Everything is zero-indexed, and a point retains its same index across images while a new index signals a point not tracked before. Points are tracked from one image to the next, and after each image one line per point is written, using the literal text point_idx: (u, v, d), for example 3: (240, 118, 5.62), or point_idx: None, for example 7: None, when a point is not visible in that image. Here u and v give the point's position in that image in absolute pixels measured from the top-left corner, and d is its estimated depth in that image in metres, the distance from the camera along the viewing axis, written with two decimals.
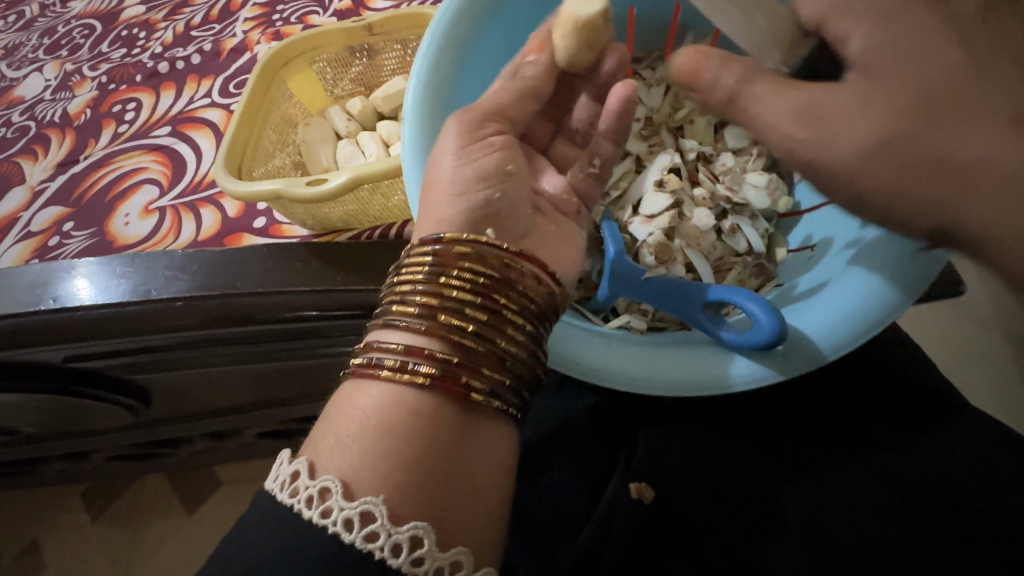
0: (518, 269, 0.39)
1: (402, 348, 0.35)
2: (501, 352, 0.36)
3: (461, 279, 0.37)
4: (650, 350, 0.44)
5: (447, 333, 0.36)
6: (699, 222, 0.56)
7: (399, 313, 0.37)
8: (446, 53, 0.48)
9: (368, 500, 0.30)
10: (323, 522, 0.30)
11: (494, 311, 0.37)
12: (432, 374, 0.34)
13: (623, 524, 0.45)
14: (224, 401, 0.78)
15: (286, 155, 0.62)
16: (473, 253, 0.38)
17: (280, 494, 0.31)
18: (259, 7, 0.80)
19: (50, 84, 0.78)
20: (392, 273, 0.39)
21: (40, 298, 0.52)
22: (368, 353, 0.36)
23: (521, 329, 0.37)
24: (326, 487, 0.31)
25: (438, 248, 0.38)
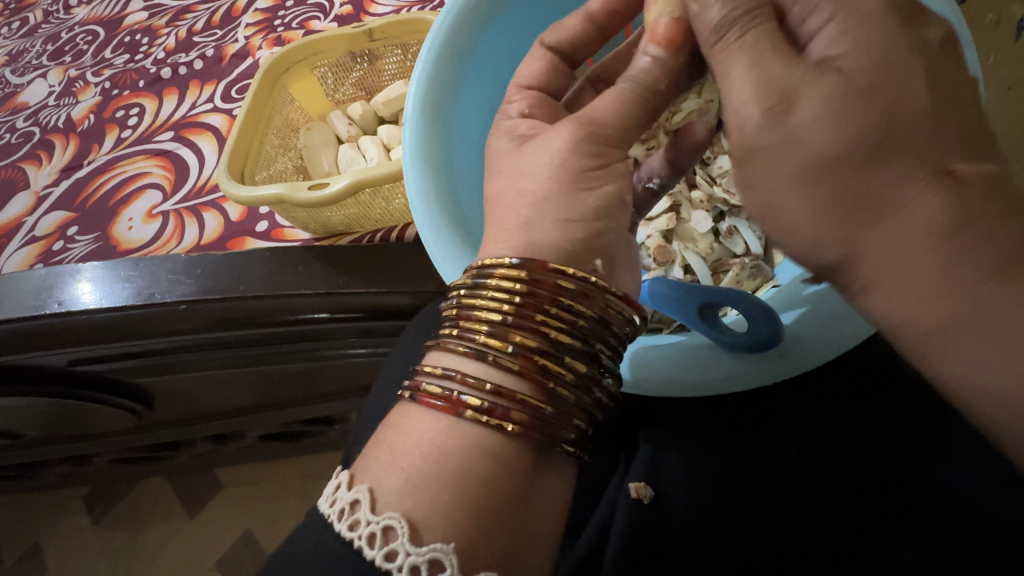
0: (613, 305, 0.36)
1: (490, 387, 0.33)
2: (589, 397, 0.35)
3: (557, 317, 0.34)
4: (686, 365, 0.45)
5: (537, 375, 0.34)
6: (696, 224, 0.59)
7: (486, 344, 0.34)
8: (445, 60, 0.49)
9: (438, 547, 0.30)
10: (387, 565, 0.29)
11: (585, 355, 0.35)
12: (522, 422, 0.33)
13: (623, 526, 0.47)
14: (227, 403, 0.78)
15: (288, 159, 0.63)
16: (573, 286, 0.35)
17: (339, 523, 0.31)
18: (261, 13, 0.81)
19: (54, 90, 0.79)
20: (468, 291, 0.36)
21: (44, 302, 0.53)
22: (445, 384, 0.34)
23: (608, 372, 0.36)
24: (390, 525, 0.30)
25: (531, 277, 0.34)
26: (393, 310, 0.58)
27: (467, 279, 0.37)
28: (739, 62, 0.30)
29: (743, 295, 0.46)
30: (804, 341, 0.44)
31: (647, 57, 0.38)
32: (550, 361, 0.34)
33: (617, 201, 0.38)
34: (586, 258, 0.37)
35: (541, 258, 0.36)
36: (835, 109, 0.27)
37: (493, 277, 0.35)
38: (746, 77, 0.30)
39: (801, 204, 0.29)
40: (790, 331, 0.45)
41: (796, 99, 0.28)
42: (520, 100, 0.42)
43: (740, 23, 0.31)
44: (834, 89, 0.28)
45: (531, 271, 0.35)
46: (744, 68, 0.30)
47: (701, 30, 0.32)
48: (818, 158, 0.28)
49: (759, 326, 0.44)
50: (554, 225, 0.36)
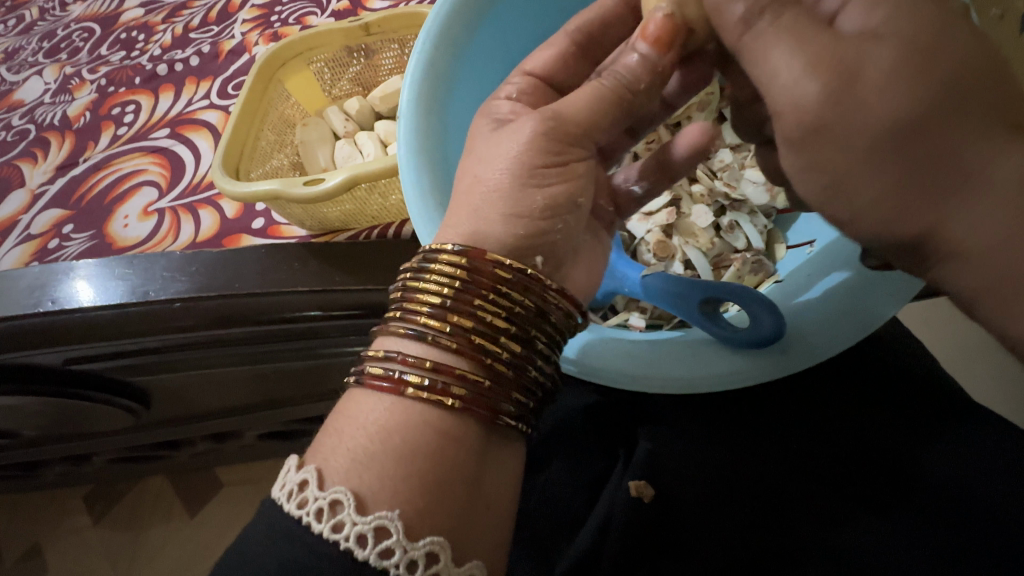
0: (552, 296, 0.36)
1: (430, 365, 0.33)
2: (528, 376, 0.35)
3: (496, 300, 0.34)
4: (649, 351, 0.44)
5: (476, 354, 0.34)
6: (697, 219, 0.58)
7: (425, 325, 0.34)
8: (442, 52, 0.48)
9: (383, 515, 0.29)
10: (335, 537, 0.28)
11: (523, 338, 0.35)
12: (462, 398, 0.33)
13: (620, 524, 0.45)
14: (225, 402, 0.78)
15: (284, 155, 0.62)
16: (510, 275, 0.35)
17: (287, 503, 0.30)
18: (257, 8, 0.80)
19: (50, 88, 0.78)
20: (412, 274, 0.36)
21: (37, 301, 0.52)
22: (387, 364, 0.34)
23: (547, 356, 0.36)
24: (337, 499, 0.30)
25: (470, 263, 0.34)
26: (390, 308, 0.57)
27: (412, 262, 0.36)
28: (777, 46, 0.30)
29: (746, 291, 0.45)
30: (808, 336, 0.43)
31: (634, 54, 0.38)
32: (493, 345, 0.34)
33: (571, 200, 0.38)
34: (529, 253, 0.37)
35: (481, 247, 0.36)
36: (903, 77, 0.27)
37: (435, 261, 0.35)
38: (789, 61, 0.29)
39: (876, 178, 0.29)
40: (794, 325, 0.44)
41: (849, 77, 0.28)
42: (517, 84, 0.43)
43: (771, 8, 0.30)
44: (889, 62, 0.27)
45: (471, 256, 0.35)
46: (788, 52, 0.29)
47: (725, 24, 0.32)
48: (881, 133, 0.28)
49: (763, 319, 0.44)
50: (499, 218, 0.36)
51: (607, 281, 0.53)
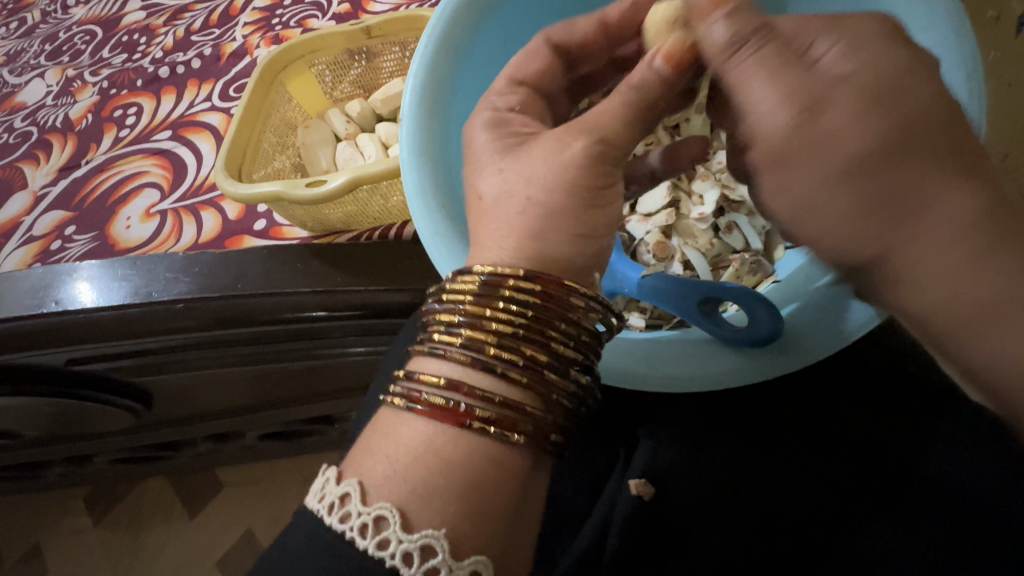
0: (608, 325, 0.37)
1: (500, 399, 0.33)
2: (584, 402, 0.36)
3: (564, 331, 0.35)
4: (677, 362, 0.44)
5: (542, 385, 0.34)
6: (695, 220, 0.59)
7: (496, 355, 0.34)
8: (443, 56, 0.48)
9: (429, 534, 0.30)
10: (380, 554, 0.29)
11: (584, 366, 0.36)
12: (529, 432, 0.33)
13: (623, 523, 0.46)
14: (226, 402, 0.78)
15: (286, 157, 0.63)
16: (581, 305, 0.35)
17: (330, 516, 0.31)
18: (259, 11, 0.81)
19: (52, 90, 0.79)
20: (475, 297, 0.35)
21: (41, 302, 0.52)
22: (449, 394, 0.33)
23: (595, 380, 0.38)
24: (382, 515, 0.30)
25: (548, 295, 0.34)
26: (390, 309, 0.57)
27: (472, 284, 0.35)
28: (762, 75, 0.30)
29: (743, 289, 0.46)
30: (803, 335, 0.44)
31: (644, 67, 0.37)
32: (556, 374, 0.35)
33: (599, 212, 0.39)
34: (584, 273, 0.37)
35: (553, 275, 0.36)
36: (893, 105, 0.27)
37: (502, 286, 0.34)
38: (769, 82, 0.30)
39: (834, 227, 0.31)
40: (791, 326, 0.44)
41: (824, 103, 0.28)
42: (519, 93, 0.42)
43: (753, 38, 0.31)
44: (858, 93, 0.28)
45: (543, 285, 0.35)
46: (768, 78, 0.30)
47: (710, 48, 0.33)
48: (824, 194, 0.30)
49: (761, 316, 0.44)
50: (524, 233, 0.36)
51: (608, 280, 0.54)
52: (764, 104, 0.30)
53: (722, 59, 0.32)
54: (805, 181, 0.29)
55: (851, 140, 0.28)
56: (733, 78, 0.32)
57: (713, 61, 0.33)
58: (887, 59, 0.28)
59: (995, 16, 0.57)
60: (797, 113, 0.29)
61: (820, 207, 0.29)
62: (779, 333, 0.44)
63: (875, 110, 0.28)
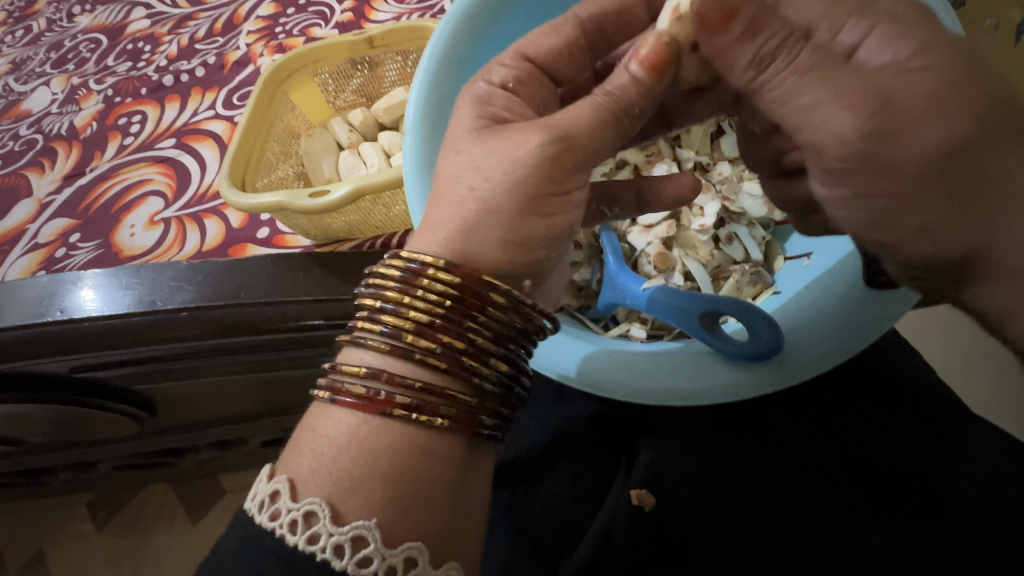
0: (535, 318, 0.38)
1: (419, 387, 0.33)
2: (508, 389, 0.37)
3: (485, 322, 0.35)
4: (654, 367, 0.45)
5: (462, 372, 0.35)
6: (696, 231, 0.59)
7: (412, 343, 0.34)
8: (444, 68, 0.49)
9: (360, 525, 0.30)
10: (311, 548, 0.29)
11: (506, 356, 0.36)
12: (450, 418, 0.34)
13: (622, 533, 0.46)
14: (228, 409, 0.78)
15: (289, 166, 0.63)
16: (503, 300, 0.35)
17: (261, 515, 0.31)
18: (262, 20, 0.81)
19: (57, 98, 0.79)
20: (395, 285, 0.35)
21: (46, 310, 0.53)
22: (369, 383, 0.34)
23: (523, 369, 0.38)
24: (312, 510, 0.31)
25: (464, 285, 0.34)
26: None
27: (393, 272, 0.36)
28: (811, 88, 0.31)
29: (740, 301, 0.47)
30: (805, 348, 0.44)
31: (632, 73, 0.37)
32: (478, 363, 0.35)
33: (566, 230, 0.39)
34: (518, 277, 0.38)
35: (475, 268, 0.36)
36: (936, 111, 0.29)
37: (423, 276, 0.35)
38: (823, 93, 0.30)
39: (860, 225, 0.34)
40: (792, 339, 0.45)
41: (883, 112, 0.30)
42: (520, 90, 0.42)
43: (785, 50, 0.31)
44: (919, 92, 0.29)
45: (463, 278, 0.35)
46: (820, 90, 0.31)
47: (734, 68, 0.33)
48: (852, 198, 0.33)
49: (761, 330, 0.45)
50: (525, 241, 0.37)
51: (607, 291, 0.55)
52: (825, 114, 0.31)
53: (751, 79, 0.33)
54: (888, 185, 0.31)
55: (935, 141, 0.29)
56: (770, 98, 0.33)
57: (744, 80, 0.33)
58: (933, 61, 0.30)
59: (995, 24, 0.58)
60: (862, 120, 0.30)
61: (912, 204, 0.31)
62: (782, 346, 0.44)
63: (944, 107, 0.29)
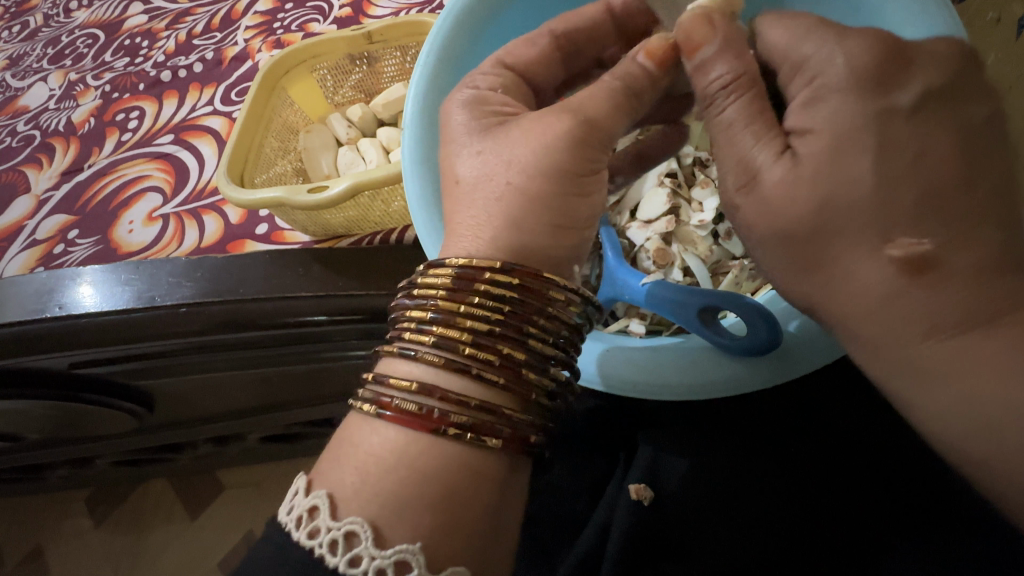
0: (586, 317, 0.39)
1: (477, 403, 0.33)
2: (561, 398, 0.37)
3: (541, 327, 0.36)
4: (674, 368, 0.45)
5: (520, 387, 0.35)
6: (695, 227, 0.59)
7: (469, 356, 0.34)
8: (443, 65, 0.49)
9: (404, 549, 0.31)
10: (353, 571, 0.30)
11: (560, 363, 0.37)
12: (508, 434, 0.34)
13: (623, 528, 0.46)
14: (228, 405, 0.78)
15: (287, 162, 0.63)
16: (561, 297, 0.36)
17: (300, 532, 0.31)
18: (260, 15, 0.81)
19: (55, 94, 0.79)
20: (447, 292, 0.35)
21: (45, 306, 0.53)
22: (422, 400, 0.34)
23: (574, 378, 0.39)
24: (354, 531, 0.31)
25: (525, 286, 0.35)
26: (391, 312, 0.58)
27: (445, 280, 0.36)
28: (739, 127, 0.37)
29: (741, 298, 0.45)
30: (804, 343, 0.44)
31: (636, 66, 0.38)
32: (533, 372, 0.35)
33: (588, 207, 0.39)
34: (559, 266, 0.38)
35: (531, 267, 0.36)
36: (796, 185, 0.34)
37: (478, 283, 0.35)
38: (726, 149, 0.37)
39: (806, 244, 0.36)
40: (791, 333, 0.45)
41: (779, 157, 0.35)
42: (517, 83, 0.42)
43: (720, 98, 0.37)
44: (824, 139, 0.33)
45: (521, 279, 0.35)
46: (740, 130, 0.36)
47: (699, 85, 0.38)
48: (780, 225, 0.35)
49: (759, 327, 0.44)
50: (523, 236, 0.36)
51: (606, 286, 0.55)
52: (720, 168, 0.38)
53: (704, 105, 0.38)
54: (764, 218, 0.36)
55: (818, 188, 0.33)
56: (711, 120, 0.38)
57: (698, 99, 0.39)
58: (846, 107, 0.33)
59: (996, 18, 0.55)
60: (734, 183, 0.37)
61: (778, 239, 0.36)
62: (782, 341, 0.44)
63: (802, 185, 0.34)
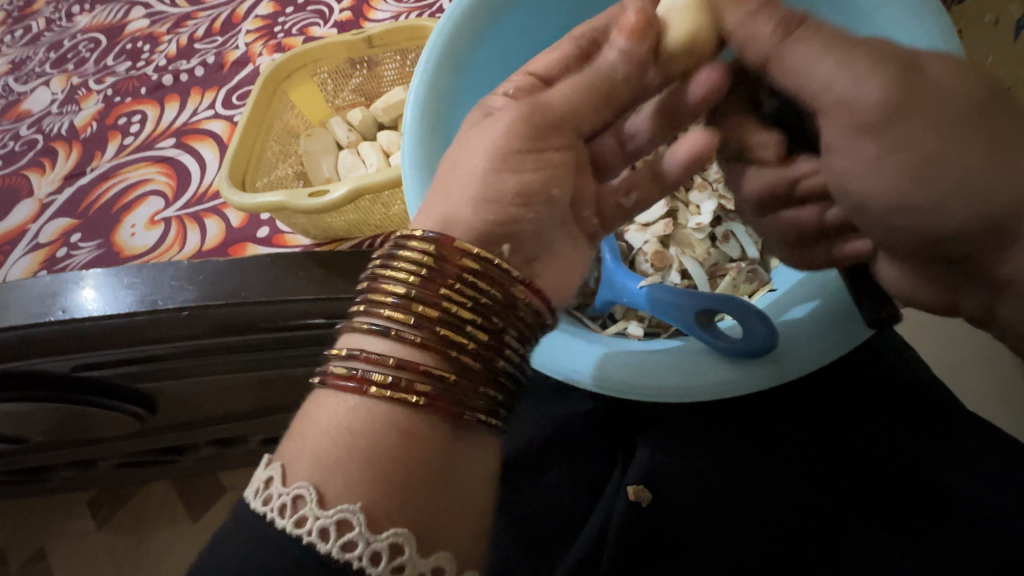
0: (520, 292, 0.38)
1: (395, 363, 0.34)
2: (494, 368, 0.36)
3: (464, 291, 0.36)
4: (662, 369, 0.45)
5: (441, 347, 0.35)
6: (692, 229, 0.60)
7: (390, 319, 0.35)
8: (442, 69, 0.49)
9: (345, 508, 0.30)
10: (298, 531, 0.30)
11: (490, 329, 0.36)
12: (426, 395, 0.33)
13: (620, 527, 0.47)
14: (230, 407, 0.78)
15: (288, 165, 0.63)
16: (479, 264, 0.36)
17: (255, 500, 0.32)
18: (261, 19, 0.81)
19: (57, 98, 0.80)
20: (381, 262, 0.37)
21: (49, 309, 0.53)
22: (350, 364, 0.34)
23: (514, 349, 0.38)
24: (299, 494, 0.31)
25: (439, 251, 0.36)
26: None
27: (381, 252, 0.38)
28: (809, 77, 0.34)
29: (746, 305, 0.47)
30: (802, 345, 0.44)
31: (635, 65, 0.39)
32: (457, 336, 0.35)
33: (543, 192, 0.40)
34: (494, 246, 0.38)
35: (453, 236, 0.37)
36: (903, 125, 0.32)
37: (403, 249, 0.36)
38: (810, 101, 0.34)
39: None
40: (788, 335, 0.45)
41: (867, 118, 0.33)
42: (515, 85, 0.43)
43: (791, 45, 0.34)
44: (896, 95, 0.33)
45: (440, 246, 0.36)
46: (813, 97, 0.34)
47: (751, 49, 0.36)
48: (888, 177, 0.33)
49: (757, 330, 0.45)
50: None
51: (604, 289, 0.55)
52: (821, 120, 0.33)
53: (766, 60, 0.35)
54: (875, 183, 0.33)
55: (921, 136, 0.31)
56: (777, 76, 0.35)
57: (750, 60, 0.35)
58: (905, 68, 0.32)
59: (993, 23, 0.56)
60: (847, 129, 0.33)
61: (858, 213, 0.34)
62: (778, 343, 0.45)
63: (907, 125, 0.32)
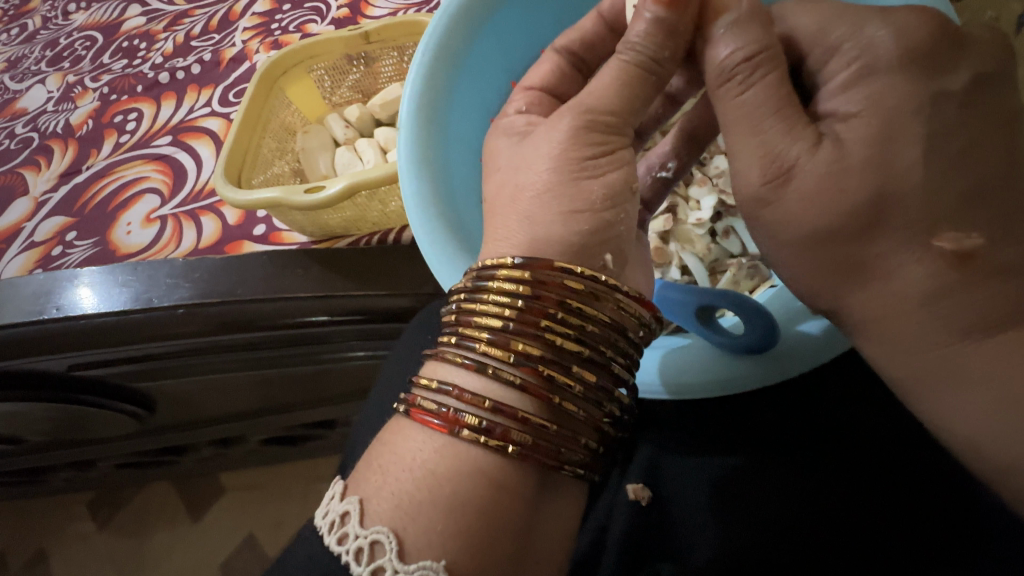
0: (622, 316, 0.36)
1: (489, 405, 0.33)
2: (595, 406, 0.35)
3: (562, 323, 0.34)
4: (673, 370, 0.45)
5: (541, 387, 0.33)
6: (692, 225, 0.59)
7: (485, 356, 0.34)
8: (440, 65, 0.49)
9: (427, 566, 0.30)
10: None
11: (591, 364, 0.35)
12: (521, 443, 0.33)
13: (624, 526, 0.48)
14: (228, 406, 0.78)
15: (285, 162, 0.63)
16: (580, 291, 0.34)
17: (329, 538, 0.32)
18: (258, 16, 0.81)
19: (53, 96, 0.79)
20: (467, 294, 0.36)
21: (43, 308, 0.53)
22: (442, 400, 0.34)
23: (618, 378, 0.36)
24: (377, 540, 0.31)
25: (535, 280, 0.34)
26: (392, 313, 0.58)
27: (466, 282, 0.36)
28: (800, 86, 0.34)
29: (749, 302, 0.44)
30: (799, 345, 0.43)
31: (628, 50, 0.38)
32: (556, 373, 0.34)
33: (627, 187, 0.38)
34: (592, 253, 0.36)
35: (547, 258, 0.35)
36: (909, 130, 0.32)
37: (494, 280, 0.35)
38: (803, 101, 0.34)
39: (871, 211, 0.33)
40: (789, 334, 0.44)
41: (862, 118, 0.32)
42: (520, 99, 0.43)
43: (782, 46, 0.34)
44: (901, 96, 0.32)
45: (537, 274, 0.34)
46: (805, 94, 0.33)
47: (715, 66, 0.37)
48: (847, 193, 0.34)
49: (758, 327, 0.44)
50: (514, 217, 0.36)
51: None
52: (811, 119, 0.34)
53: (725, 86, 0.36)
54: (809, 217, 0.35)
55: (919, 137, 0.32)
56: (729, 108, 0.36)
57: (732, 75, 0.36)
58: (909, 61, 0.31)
59: (993, 18, 0.54)
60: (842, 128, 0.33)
61: None
62: (779, 341, 0.44)
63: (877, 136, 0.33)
